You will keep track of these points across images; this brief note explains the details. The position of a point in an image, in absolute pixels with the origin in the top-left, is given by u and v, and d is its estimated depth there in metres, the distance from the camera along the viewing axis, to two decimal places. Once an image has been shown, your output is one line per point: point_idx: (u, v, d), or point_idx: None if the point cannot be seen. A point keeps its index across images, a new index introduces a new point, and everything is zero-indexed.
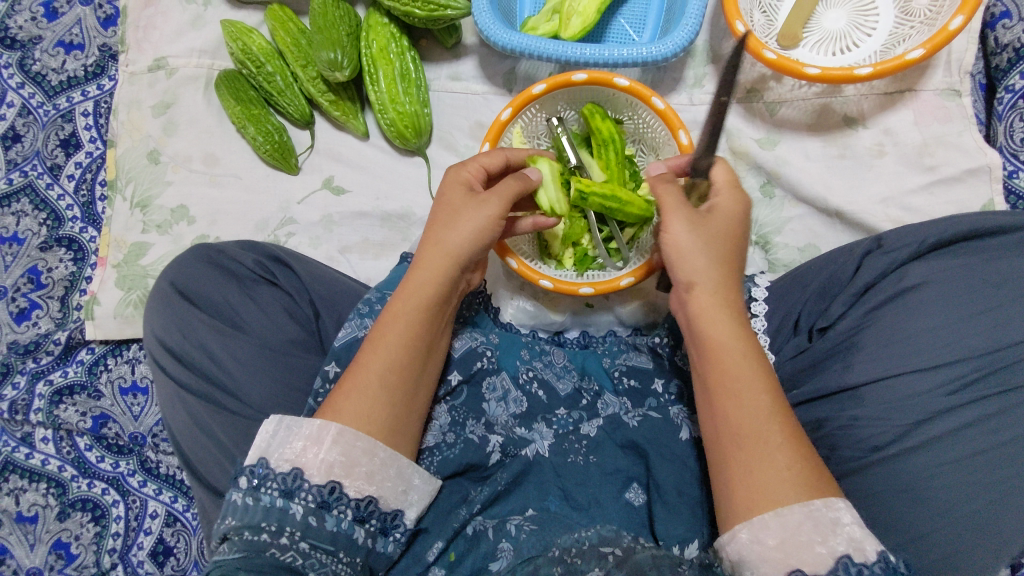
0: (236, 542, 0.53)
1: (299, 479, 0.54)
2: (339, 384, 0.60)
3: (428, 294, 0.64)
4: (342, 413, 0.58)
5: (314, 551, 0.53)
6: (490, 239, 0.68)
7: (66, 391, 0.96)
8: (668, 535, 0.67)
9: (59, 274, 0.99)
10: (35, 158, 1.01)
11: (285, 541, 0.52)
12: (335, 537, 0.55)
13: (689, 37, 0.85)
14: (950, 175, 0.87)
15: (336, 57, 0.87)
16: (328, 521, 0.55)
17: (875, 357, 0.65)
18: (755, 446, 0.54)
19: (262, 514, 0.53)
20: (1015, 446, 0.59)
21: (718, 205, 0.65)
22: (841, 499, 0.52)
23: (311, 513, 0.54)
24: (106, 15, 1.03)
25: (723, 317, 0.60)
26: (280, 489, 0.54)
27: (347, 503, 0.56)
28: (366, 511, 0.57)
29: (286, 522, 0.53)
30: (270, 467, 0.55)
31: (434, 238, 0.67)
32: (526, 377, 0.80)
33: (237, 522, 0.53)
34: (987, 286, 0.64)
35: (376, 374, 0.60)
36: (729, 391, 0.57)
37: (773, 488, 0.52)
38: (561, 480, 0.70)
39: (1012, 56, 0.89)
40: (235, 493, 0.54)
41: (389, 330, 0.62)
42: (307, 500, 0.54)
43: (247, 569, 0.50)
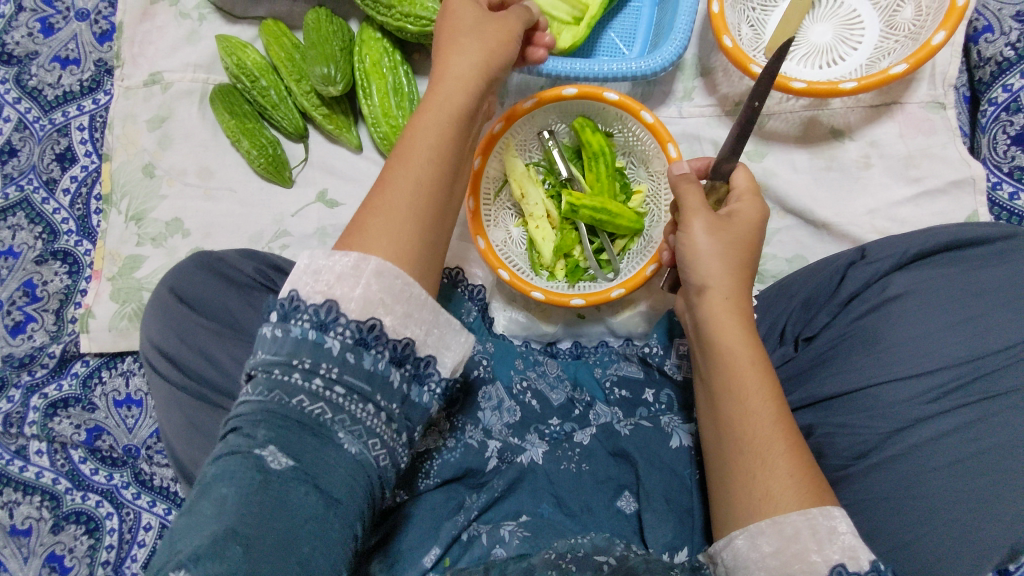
0: (263, 380, 0.49)
1: (333, 313, 0.50)
2: (366, 210, 0.56)
3: (456, 107, 0.61)
4: (373, 235, 0.54)
5: (347, 399, 0.49)
6: (497, 68, 0.66)
7: (60, 404, 0.97)
8: (656, 542, 0.66)
9: (54, 287, 1.00)
10: (31, 172, 1.02)
11: (317, 386, 0.48)
12: (372, 377, 0.50)
13: (677, 52, 0.86)
14: (935, 187, 0.88)
15: (329, 72, 0.88)
16: (365, 360, 0.50)
17: (858, 366, 0.66)
18: (766, 451, 0.55)
19: (294, 349, 0.49)
20: (997, 454, 0.59)
21: (739, 210, 0.65)
22: (838, 508, 0.52)
23: (348, 350, 0.49)
24: (102, 30, 1.04)
25: (734, 323, 0.60)
26: (312, 321, 0.50)
27: (386, 344, 0.51)
28: (404, 355, 0.52)
29: (321, 358, 0.49)
30: (302, 301, 0.51)
31: (445, 64, 0.64)
32: (520, 387, 0.81)
33: (268, 354, 0.50)
34: (967, 297, 0.65)
35: (409, 191, 0.56)
36: (741, 394, 0.57)
37: (774, 495, 0.53)
38: (553, 487, 0.70)
39: (995, 69, 0.90)
40: (266, 327, 0.51)
41: (415, 149, 0.58)
42: (343, 336, 0.49)
43: (270, 425, 0.47)
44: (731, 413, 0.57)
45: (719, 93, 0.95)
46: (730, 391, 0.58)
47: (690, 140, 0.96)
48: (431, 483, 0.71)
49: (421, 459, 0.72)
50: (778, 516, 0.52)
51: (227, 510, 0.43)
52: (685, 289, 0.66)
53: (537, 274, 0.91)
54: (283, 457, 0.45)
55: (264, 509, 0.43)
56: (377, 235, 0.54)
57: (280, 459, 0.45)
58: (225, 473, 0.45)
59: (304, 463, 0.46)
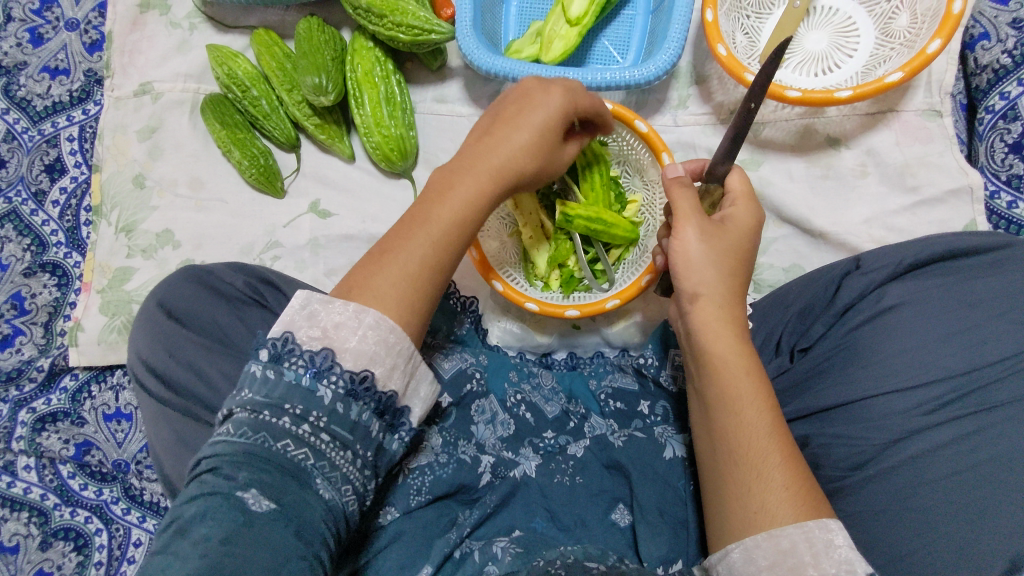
0: (246, 419, 0.49)
1: (330, 361, 0.51)
2: (378, 265, 0.57)
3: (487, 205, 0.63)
4: (383, 289, 0.55)
5: (329, 447, 0.49)
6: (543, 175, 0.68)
7: (48, 419, 0.96)
8: (651, 556, 0.65)
9: (43, 300, 0.99)
10: (19, 184, 1.01)
11: (302, 431, 0.48)
12: (356, 428, 0.50)
13: (671, 61, 0.85)
14: (932, 196, 0.88)
15: (320, 82, 0.87)
16: (352, 410, 0.51)
17: (854, 377, 0.65)
18: (761, 462, 0.54)
19: (285, 393, 0.49)
20: (997, 466, 0.58)
21: (731, 216, 0.64)
22: (835, 520, 0.51)
23: (339, 399, 0.50)
24: (92, 40, 1.03)
25: (727, 331, 0.59)
26: (307, 366, 0.50)
27: (374, 396, 0.52)
28: (386, 407, 0.53)
29: (312, 406, 0.49)
30: (296, 342, 0.51)
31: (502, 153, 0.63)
32: (514, 400, 0.80)
33: (255, 395, 0.50)
34: (964, 308, 0.64)
35: (424, 261, 0.58)
36: (734, 405, 0.56)
37: (769, 507, 0.52)
38: (547, 500, 0.69)
39: (991, 76, 0.90)
40: (255, 364, 0.51)
41: (438, 215, 0.60)
42: (336, 385, 0.50)
43: (252, 468, 0.46)
44: (726, 424, 0.56)
45: (714, 101, 0.94)
46: (724, 402, 0.57)
47: (685, 148, 0.95)
48: (422, 499, 0.68)
49: (412, 475, 0.69)
50: (774, 529, 0.50)
51: (207, 554, 0.41)
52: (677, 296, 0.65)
53: (532, 285, 0.91)
54: (265, 501, 0.44)
55: (243, 553, 0.42)
56: (385, 293, 0.55)
57: (263, 502, 0.44)
58: (204, 515, 0.43)
59: (286, 507, 0.45)
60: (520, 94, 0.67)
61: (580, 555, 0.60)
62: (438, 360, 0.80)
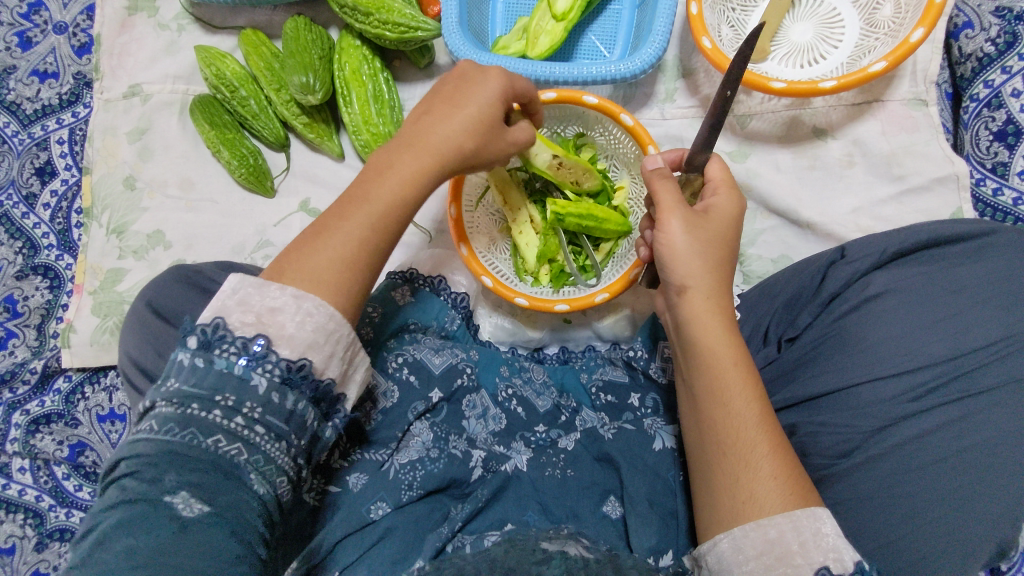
0: (172, 415, 0.48)
1: (265, 348, 0.50)
2: (307, 247, 0.56)
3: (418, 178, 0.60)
4: (311, 277, 0.54)
5: (264, 438, 0.49)
6: (484, 162, 0.65)
7: (42, 420, 0.96)
8: (640, 546, 0.65)
9: (36, 302, 0.99)
10: (10, 187, 1.01)
11: (235, 425, 0.48)
12: (292, 418, 0.50)
13: (657, 54, 0.85)
14: (919, 185, 0.88)
15: (308, 81, 0.87)
16: (289, 399, 0.50)
17: (840, 367, 0.65)
18: (749, 453, 0.54)
19: (216, 382, 0.49)
20: (978, 452, 0.59)
21: (714, 205, 0.64)
22: (823, 509, 0.51)
23: (274, 389, 0.50)
24: (80, 43, 1.03)
25: (715, 321, 0.59)
26: (239, 354, 0.50)
27: (309, 386, 0.52)
28: (323, 395, 0.53)
29: (245, 397, 0.49)
30: (227, 330, 0.51)
31: (449, 130, 0.61)
32: (505, 395, 0.80)
33: (183, 385, 0.49)
34: (947, 294, 0.65)
35: (358, 242, 0.56)
36: (722, 398, 0.57)
37: (759, 497, 0.52)
38: (539, 494, 0.69)
39: (975, 65, 0.90)
40: (182, 353, 0.50)
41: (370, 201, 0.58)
42: (272, 373, 0.50)
43: (180, 471, 0.45)
44: (715, 417, 0.57)
45: (701, 94, 0.94)
46: (713, 395, 0.57)
47: (673, 141, 0.95)
48: (413, 494, 0.68)
49: (402, 470, 0.69)
50: (761, 517, 0.51)
51: (138, 563, 0.41)
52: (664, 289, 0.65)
53: (521, 280, 0.91)
54: (197, 504, 0.44)
55: (179, 555, 0.42)
56: (310, 277, 0.54)
57: (195, 506, 0.44)
58: (130, 524, 0.43)
59: (219, 509, 0.45)
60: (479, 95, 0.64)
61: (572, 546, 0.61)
62: (427, 355, 0.79)
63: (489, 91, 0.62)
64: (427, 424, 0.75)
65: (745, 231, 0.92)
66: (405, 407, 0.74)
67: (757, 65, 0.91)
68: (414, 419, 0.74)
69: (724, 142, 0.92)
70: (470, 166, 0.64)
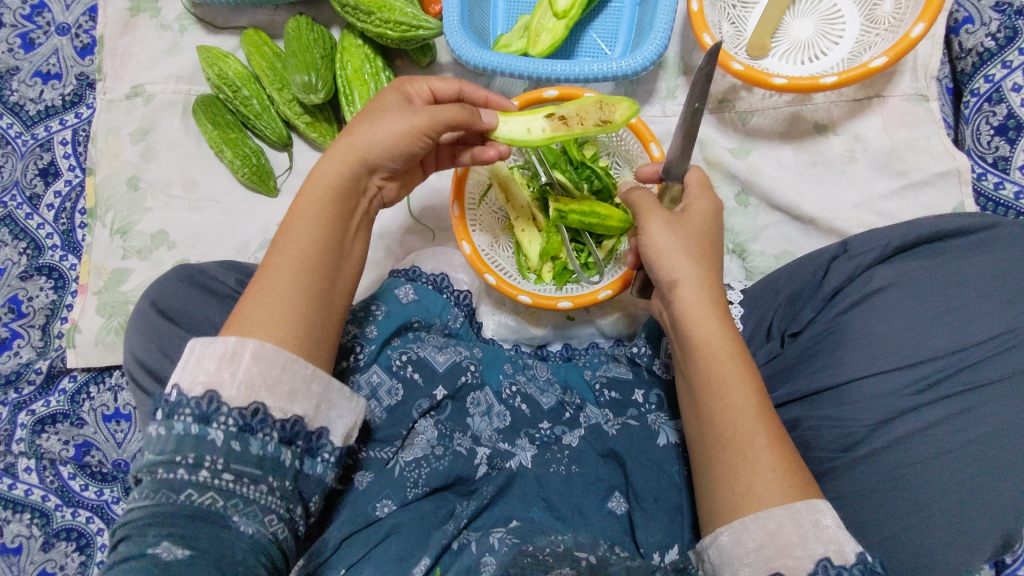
0: (147, 485, 0.48)
1: (215, 403, 0.49)
2: (243, 296, 0.56)
3: (328, 180, 0.61)
4: (246, 325, 0.53)
5: (238, 483, 0.48)
6: (404, 149, 0.64)
7: (48, 420, 0.96)
8: (646, 542, 0.66)
9: (40, 303, 0.99)
10: (14, 188, 1.02)
11: (202, 479, 0.47)
12: (261, 460, 0.50)
13: (658, 51, 0.85)
14: (920, 179, 0.88)
15: (310, 80, 0.87)
16: (253, 445, 0.50)
17: (842, 362, 0.65)
18: (747, 446, 0.54)
19: (176, 445, 0.48)
20: (981, 445, 0.59)
21: (691, 206, 0.65)
22: (823, 501, 0.52)
23: (232, 438, 0.49)
24: (83, 44, 1.04)
25: (710, 317, 0.59)
26: (193, 415, 0.49)
27: (273, 425, 0.51)
28: (293, 432, 0.52)
29: (205, 453, 0.48)
30: (184, 394, 0.50)
31: (349, 131, 0.64)
32: (509, 392, 0.80)
33: (150, 454, 0.49)
34: (951, 288, 0.65)
35: (286, 275, 0.56)
36: (720, 391, 0.57)
37: (759, 490, 0.52)
38: (544, 490, 0.70)
39: (976, 60, 0.90)
40: (151, 425, 0.50)
41: (296, 232, 0.58)
42: (227, 424, 0.49)
43: (159, 526, 0.46)
44: (713, 410, 0.56)
45: None
46: (710, 388, 0.57)
47: None
48: (419, 491, 0.70)
49: (408, 468, 0.70)
50: (761, 509, 0.51)
51: None
52: (658, 291, 0.65)
53: (525, 278, 0.91)
54: (178, 549, 0.45)
55: None
56: (251, 322, 0.54)
57: (177, 551, 0.44)
58: None
59: (202, 553, 0.45)
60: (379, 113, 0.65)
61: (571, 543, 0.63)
62: (431, 352, 0.79)
63: (388, 94, 0.68)
64: (432, 422, 0.76)
65: (747, 227, 0.93)
66: (410, 405, 0.74)
67: (758, 62, 0.91)
68: (419, 416, 0.74)
69: (726, 138, 0.93)
70: (386, 155, 0.64)
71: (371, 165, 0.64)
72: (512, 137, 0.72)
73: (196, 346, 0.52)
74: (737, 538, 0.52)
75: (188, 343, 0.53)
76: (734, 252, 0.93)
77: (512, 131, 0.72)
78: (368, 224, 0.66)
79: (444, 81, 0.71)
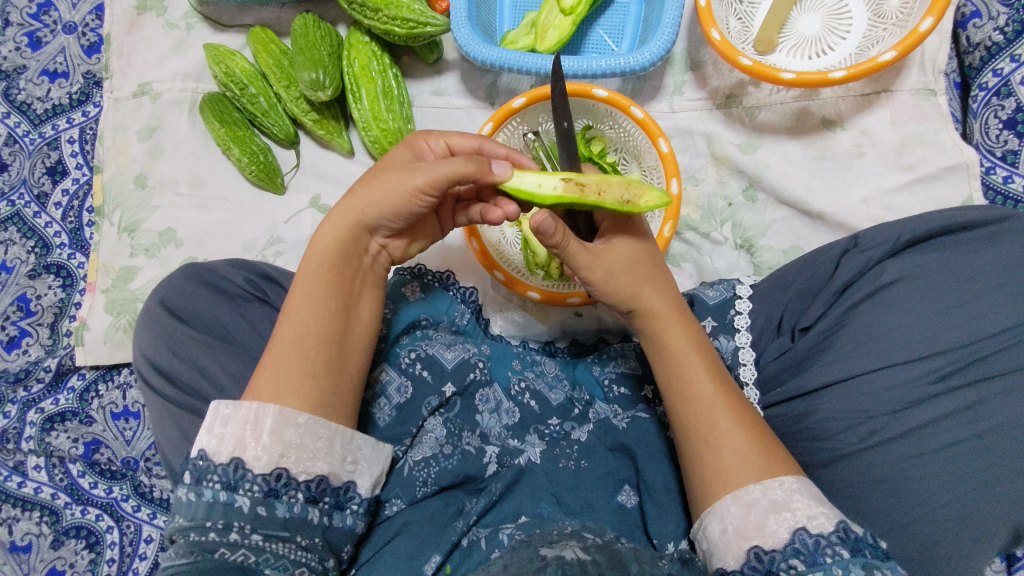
0: (182, 545, 0.52)
1: (241, 470, 0.54)
2: (259, 364, 0.61)
3: (325, 245, 0.65)
4: (260, 394, 0.58)
5: (267, 542, 0.53)
6: (399, 212, 0.65)
7: (57, 418, 0.97)
8: (661, 534, 0.67)
9: (48, 301, 1.00)
10: (22, 187, 1.02)
11: (234, 539, 0.52)
12: (288, 522, 0.55)
13: (666, 46, 0.85)
14: (929, 173, 0.88)
15: (318, 77, 0.87)
16: (279, 508, 0.55)
17: (853, 354, 0.65)
18: (710, 432, 0.59)
19: (206, 511, 0.53)
20: (991, 437, 0.60)
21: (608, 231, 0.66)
22: (793, 476, 0.55)
23: (259, 503, 0.54)
24: (90, 42, 1.04)
25: (675, 326, 0.64)
26: (221, 482, 0.53)
27: (297, 487, 0.56)
28: (318, 491, 0.57)
29: (234, 517, 0.53)
30: (210, 460, 0.55)
31: (350, 193, 0.67)
32: (518, 388, 0.78)
33: (182, 519, 0.53)
34: (963, 280, 0.65)
35: (292, 346, 0.60)
36: (681, 385, 0.62)
37: (728, 471, 0.56)
38: (553, 485, 0.70)
39: (984, 54, 0.90)
40: (179, 490, 0.54)
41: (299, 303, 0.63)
42: (253, 491, 0.54)
43: None
44: (678, 401, 0.62)
45: (710, 87, 0.94)
46: (675, 382, 0.62)
47: (682, 134, 0.95)
48: (428, 490, 0.70)
49: (417, 467, 0.70)
50: (738, 488, 0.55)
51: None
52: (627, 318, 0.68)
53: (533, 274, 0.90)
54: None
55: None
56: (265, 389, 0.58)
57: None
58: None
59: None
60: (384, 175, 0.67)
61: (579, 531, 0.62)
62: (439, 350, 0.77)
63: (398, 154, 0.69)
64: (440, 420, 0.75)
65: (755, 222, 0.93)
66: (418, 403, 0.73)
67: (766, 57, 0.91)
68: (428, 415, 0.74)
69: (733, 134, 0.94)
70: (381, 218, 0.66)
71: (369, 227, 0.67)
72: (518, 191, 0.63)
73: (220, 408, 0.56)
74: (747, 523, 0.53)
75: (210, 404, 0.57)
76: (742, 247, 0.93)
77: (521, 184, 0.63)
78: (377, 281, 0.69)
79: (463, 136, 0.70)
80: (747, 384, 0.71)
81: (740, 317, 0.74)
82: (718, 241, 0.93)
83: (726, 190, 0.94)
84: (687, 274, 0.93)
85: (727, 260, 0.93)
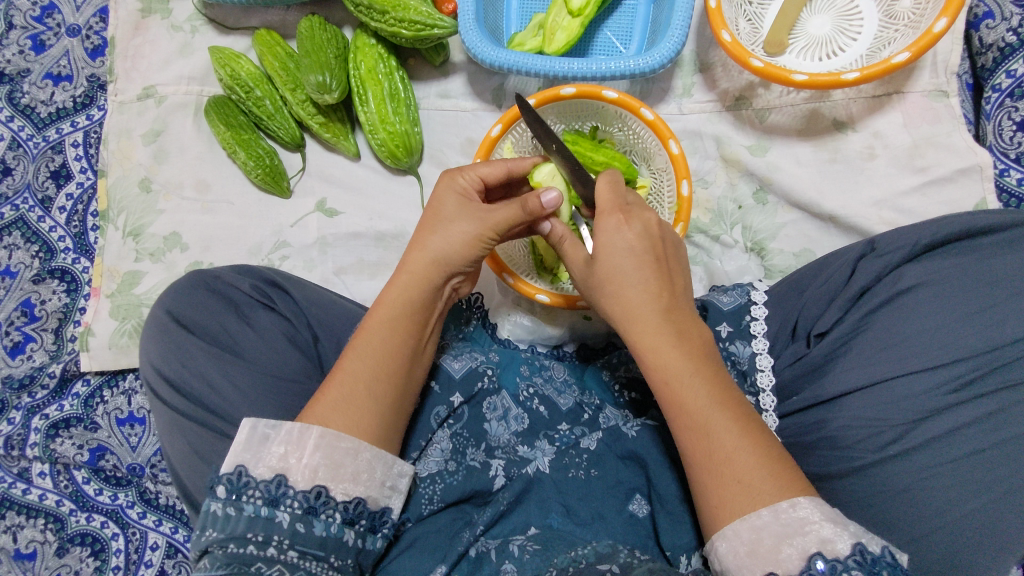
0: (218, 557, 0.51)
1: (283, 487, 0.54)
2: (320, 391, 0.60)
3: (410, 297, 0.65)
4: (330, 424, 0.58)
5: (302, 559, 0.52)
6: (479, 253, 0.68)
7: (62, 425, 0.96)
8: (673, 545, 0.65)
9: (53, 306, 0.99)
10: (26, 191, 1.01)
11: (271, 553, 0.51)
12: (325, 542, 0.54)
13: (676, 48, 0.84)
14: (941, 176, 0.87)
15: (324, 80, 0.86)
16: (317, 527, 0.54)
17: (871, 362, 0.64)
18: (716, 464, 0.55)
19: (246, 525, 0.52)
20: (1014, 445, 0.59)
21: (610, 241, 0.63)
22: (808, 497, 0.52)
23: (298, 520, 0.53)
24: (94, 45, 1.03)
25: (669, 349, 0.60)
26: (263, 497, 0.53)
27: (335, 506, 0.55)
28: (355, 514, 0.57)
29: (273, 531, 0.52)
30: (250, 475, 0.54)
31: (421, 244, 0.68)
32: (527, 395, 0.77)
33: (218, 533, 0.52)
34: (983, 285, 0.64)
35: (364, 385, 0.60)
36: (679, 409, 0.58)
37: (731, 503, 0.54)
38: (562, 496, 0.68)
39: (997, 55, 0.90)
40: (213, 503, 0.53)
41: (373, 342, 0.63)
42: (294, 507, 0.53)
43: None
44: (677, 426, 0.58)
45: (719, 88, 0.94)
46: (670, 405, 0.59)
47: (692, 136, 0.94)
48: (434, 507, 0.68)
49: (423, 484, 0.68)
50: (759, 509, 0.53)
51: None
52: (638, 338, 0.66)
53: (541, 277, 0.90)
54: None
55: None
56: (333, 422, 0.58)
57: None
58: None
59: None
60: (443, 219, 0.68)
61: (594, 557, 0.60)
62: (446, 360, 0.75)
63: (446, 193, 0.69)
64: (449, 432, 0.72)
65: (766, 225, 0.92)
66: (427, 415, 0.71)
67: (776, 58, 0.90)
68: (437, 427, 0.72)
69: (744, 137, 0.93)
70: (458, 262, 0.68)
71: (448, 274, 0.68)
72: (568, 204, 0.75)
73: (259, 425, 0.56)
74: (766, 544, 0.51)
75: (245, 421, 0.56)
76: (753, 250, 0.92)
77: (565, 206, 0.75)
78: (441, 321, 0.71)
79: (491, 165, 0.70)
80: (763, 391, 0.70)
81: (756, 324, 0.73)
82: (729, 243, 0.93)
83: (734, 194, 0.93)
84: (697, 277, 0.93)
85: (738, 263, 0.93)
